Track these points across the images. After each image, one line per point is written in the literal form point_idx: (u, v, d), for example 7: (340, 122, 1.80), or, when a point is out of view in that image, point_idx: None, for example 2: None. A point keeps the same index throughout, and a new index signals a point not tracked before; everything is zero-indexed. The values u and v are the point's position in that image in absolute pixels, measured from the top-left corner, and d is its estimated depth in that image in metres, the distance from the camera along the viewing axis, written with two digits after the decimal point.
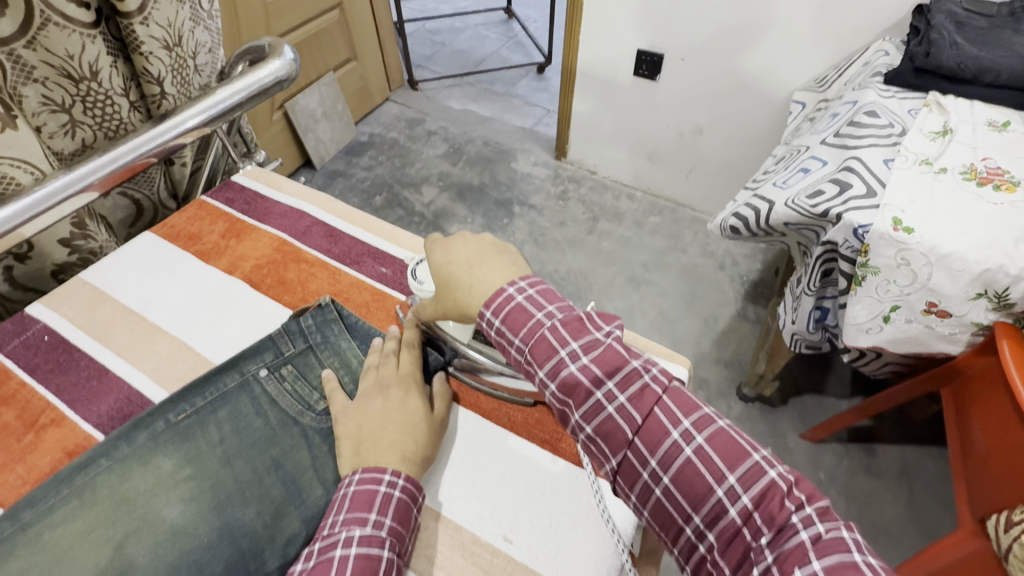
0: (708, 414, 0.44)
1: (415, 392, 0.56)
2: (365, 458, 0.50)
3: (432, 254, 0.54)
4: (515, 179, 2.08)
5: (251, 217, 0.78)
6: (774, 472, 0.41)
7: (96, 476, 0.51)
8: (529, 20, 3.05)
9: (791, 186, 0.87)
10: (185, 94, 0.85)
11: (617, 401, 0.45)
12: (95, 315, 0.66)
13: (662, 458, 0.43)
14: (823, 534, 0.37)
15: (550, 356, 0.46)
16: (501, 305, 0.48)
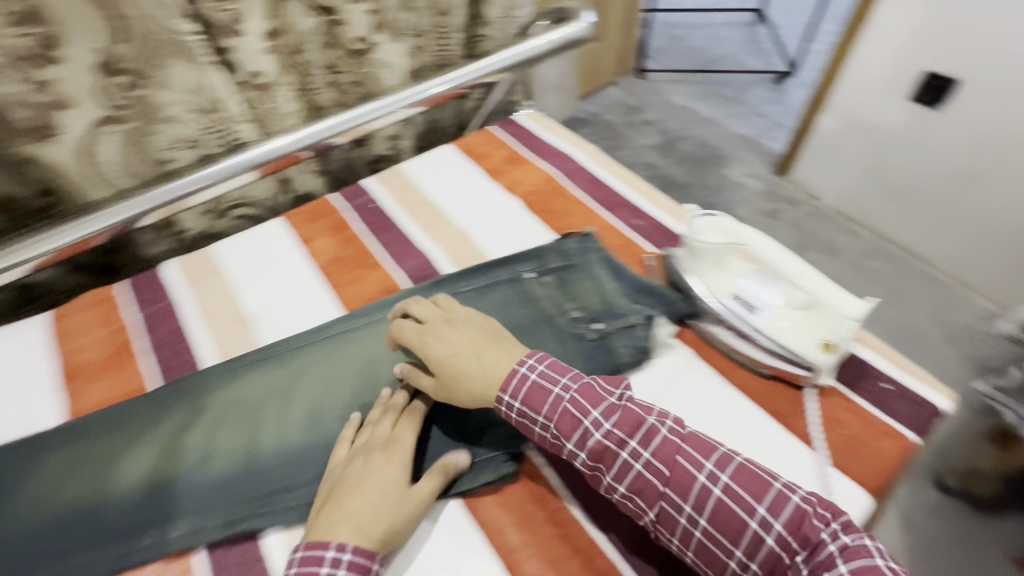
0: (724, 452, 0.46)
1: (400, 465, 0.50)
2: (319, 527, 0.46)
3: (430, 343, 0.53)
4: (723, 186, 2.00)
5: (528, 151, 0.90)
6: (795, 496, 0.43)
7: None
8: (780, 28, 2.85)
9: None
10: (498, 40, 1.00)
11: (643, 458, 0.46)
12: (409, 196, 0.83)
13: (695, 502, 0.44)
14: (849, 542, 0.40)
15: (541, 399, 0.49)
16: (518, 387, 0.49)
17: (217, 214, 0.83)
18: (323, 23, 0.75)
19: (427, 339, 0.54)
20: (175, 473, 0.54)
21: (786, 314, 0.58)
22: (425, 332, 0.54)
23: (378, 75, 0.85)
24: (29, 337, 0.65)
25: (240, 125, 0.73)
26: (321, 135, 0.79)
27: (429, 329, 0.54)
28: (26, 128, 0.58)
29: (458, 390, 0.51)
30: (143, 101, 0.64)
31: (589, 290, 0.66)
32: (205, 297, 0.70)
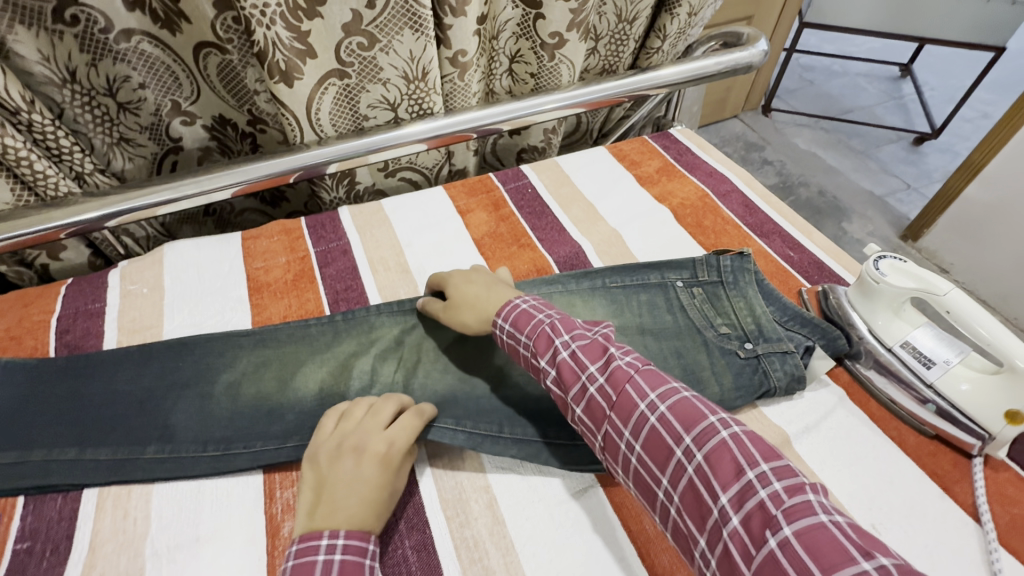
0: (712, 427, 0.41)
1: (377, 462, 0.48)
2: (314, 520, 0.44)
3: (453, 275, 0.64)
4: (841, 240, 1.90)
5: (681, 165, 0.91)
6: (726, 432, 0.40)
7: (554, 294, 0.69)
8: (926, 86, 2.67)
9: None
10: (666, 53, 1.02)
11: (598, 382, 0.47)
12: (561, 189, 0.86)
13: (633, 428, 0.44)
14: (782, 494, 0.36)
15: (545, 345, 0.51)
16: (510, 311, 0.55)
17: (386, 173, 0.90)
18: (522, 13, 0.81)
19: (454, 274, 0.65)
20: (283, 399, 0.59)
21: (966, 376, 0.55)
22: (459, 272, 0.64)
23: (556, 69, 0.88)
24: (231, 250, 0.75)
25: (433, 97, 0.80)
26: (494, 119, 0.85)
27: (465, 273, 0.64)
28: (281, 68, 0.66)
29: (465, 311, 0.59)
30: (368, 61, 0.71)
31: (740, 309, 0.65)
32: (373, 245, 0.76)
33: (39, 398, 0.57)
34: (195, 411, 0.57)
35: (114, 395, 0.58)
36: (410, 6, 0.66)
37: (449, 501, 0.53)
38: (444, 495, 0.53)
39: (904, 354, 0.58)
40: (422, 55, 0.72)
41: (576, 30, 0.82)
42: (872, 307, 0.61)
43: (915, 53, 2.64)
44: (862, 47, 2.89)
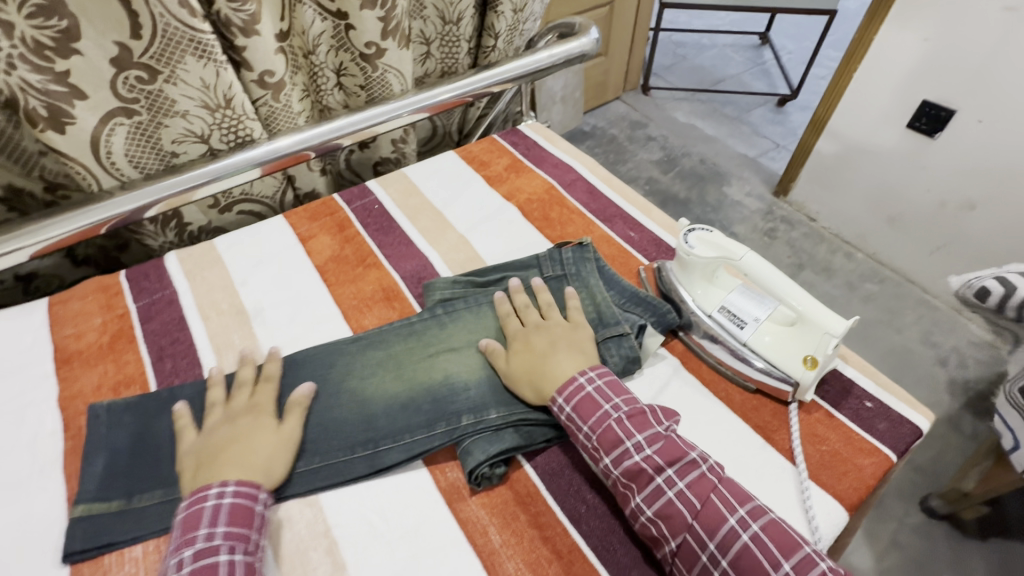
0: (807, 555, 0.44)
1: (267, 411, 0.56)
2: (199, 481, 0.49)
3: (516, 345, 0.60)
4: (722, 204, 2.03)
5: (529, 160, 0.92)
6: (824, 564, 0.43)
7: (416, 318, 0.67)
8: (784, 50, 2.89)
9: None
10: (504, 50, 1.02)
11: (677, 487, 0.48)
12: (409, 200, 0.85)
13: (721, 541, 0.45)
14: None
15: (617, 445, 0.51)
16: (573, 393, 0.54)
17: (220, 210, 0.84)
18: (333, 25, 0.78)
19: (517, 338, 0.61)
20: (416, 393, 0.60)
21: (772, 330, 0.59)
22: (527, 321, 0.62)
23: (384, 79, 0.86)
24: (34, 321, 0.67)
25: (250, 123, 0.75)
26: (326, 136, 0.81)
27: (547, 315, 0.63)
28: (43, 114, 0.59)
29: (525, 386, 0.57)
30: (154, 95, 0.65)
31: (582, 298, 0.66)
32: (204, 289, 0.71)
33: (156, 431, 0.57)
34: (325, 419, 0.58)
35: None
36: (189, 33, 0.61)
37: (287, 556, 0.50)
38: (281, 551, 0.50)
39: (725, 318, 0.61)
40: (218, 82, 0.67)
41: (392, 38, 0.80)
42: (692, 277, 0.64)
43: (770, 21, 2.85)
44: (725, 19, 3.07)
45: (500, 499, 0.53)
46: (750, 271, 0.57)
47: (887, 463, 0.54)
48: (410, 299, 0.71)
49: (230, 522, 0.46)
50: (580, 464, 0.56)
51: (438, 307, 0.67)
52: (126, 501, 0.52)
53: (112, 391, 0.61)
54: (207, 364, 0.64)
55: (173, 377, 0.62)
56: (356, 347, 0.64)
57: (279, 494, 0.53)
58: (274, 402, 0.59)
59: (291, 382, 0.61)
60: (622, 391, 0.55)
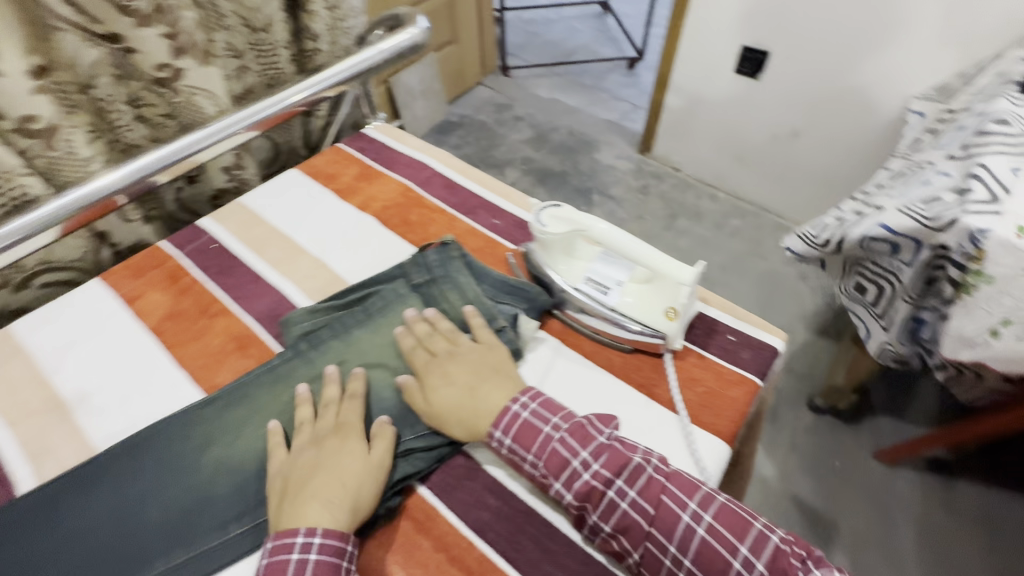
0: (760, 534, 0.45)
1: (351, 439, 0.52)
2: (287, 516, 0.47)
3: (430, 383, 0.55)
4: (596, 170, 2.11)
5: (380, 164, 0.87)
6: (775, 537, 0.45)
7: (278, 363, 0.60)
8: (624, 15, 3.03)
9: (907, 197, 0.95)
10: (332, 51, 0.95)
11: (630, 496, 0.47)
12: (253, 231, 0.77)
13: (680, 542, 0.45)
14: None
15: (563, 468, 0.49)
16: (510, 424, 0.51)
17: (13, 288, 0.70)
18: (110, 52, 0.67)
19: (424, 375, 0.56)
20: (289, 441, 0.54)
21: (633, 290, 0.61)
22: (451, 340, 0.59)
23: (194, 102, 0.75)
24: None
25: (24, 181, 0.65)
26: (135, 175, 0.70)
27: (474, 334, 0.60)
28: None
29: (452, 424, 0.53)
30: None
31: (454, 299, 0.64)
32: (7, 389, 0.59)
33: None
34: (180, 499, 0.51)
35: (70, 537, 0.49)
36: None
37: None
38: None
39: (591, 288, 0.62)
40: None
41: (188, 56, 0.71)
42: (552, 254, 0.64)
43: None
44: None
45: (402, 532, 0.50)
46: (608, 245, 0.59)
47: (753, 389, 0.59)
48: (267, 341, 0.64)
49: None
50: (480, 470, 0.54)
51: (301, 343, 0.61)
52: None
53: None
54: (23, 480, 0.53)
55: None
56: (209, 409, 0.57)
57: None
58: (111, 503, 0.51)
59: (134, 472, 0.52)
60: (556, 408, 0.53)
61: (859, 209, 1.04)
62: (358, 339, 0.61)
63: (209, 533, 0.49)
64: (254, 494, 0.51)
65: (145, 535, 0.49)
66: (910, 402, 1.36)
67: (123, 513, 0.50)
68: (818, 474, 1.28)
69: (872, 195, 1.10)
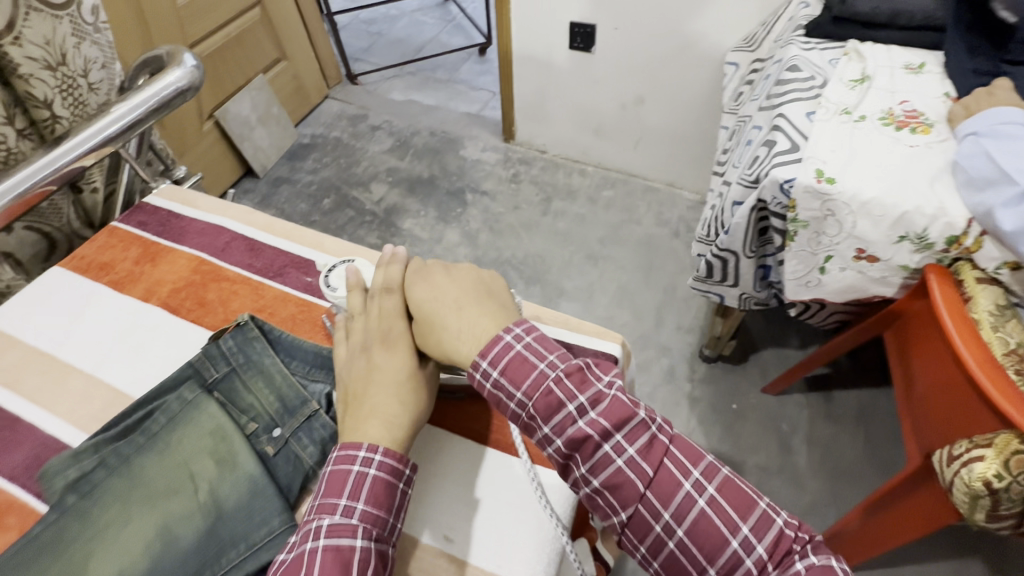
0: (763, 513, 0.43)
1: (401, 349, 0.54)
2: (351, 424, 0.50)
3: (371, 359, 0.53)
4: (465, 167, 2.05)
5: (165, 238, 0.75)
6: (780, 520, 0.43)
7: (39, 530, 0.49)
8: (465, 1, 2.95)
9: (740, 164, 0.98)
10: (77, 116, 0.81)
11: (627, 453, 0.44)
12: (5, 361, 0.63)
13: (676, 510, 0.43)
14: (821, 570, 0.41)
15: (557, 412, 0.45)
16: (500, 355, 0.47)
17: None
18: None
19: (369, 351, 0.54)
20: None
21: None
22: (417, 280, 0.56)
23: None
24: None
25: None
26: None
27: (417, 289, 0.56)
28: None
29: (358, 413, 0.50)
30: None
31: (261, 389, 0.57)
32: None
33: None
34: None
35: None
36: None
37: None
38: None
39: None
40: None
41: None
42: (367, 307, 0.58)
43: None
44: None
45: None
46: (451, 268, 0.56)
47: None
48: (28, 501, 0.52)
49: (372, 500, 0.45)
50: None
51: (68, 496, 0.50)
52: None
53: None
54: None
55: None
56: None
57: None
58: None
59: None
60: (553, 345, 0.49)
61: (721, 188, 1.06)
62: (140, 470, 0.51)
63: None
64: None
65: None
66: (786, 332, 1.46)
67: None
68: (720, 420, 1.34)
69: (724, 165, 1.14)
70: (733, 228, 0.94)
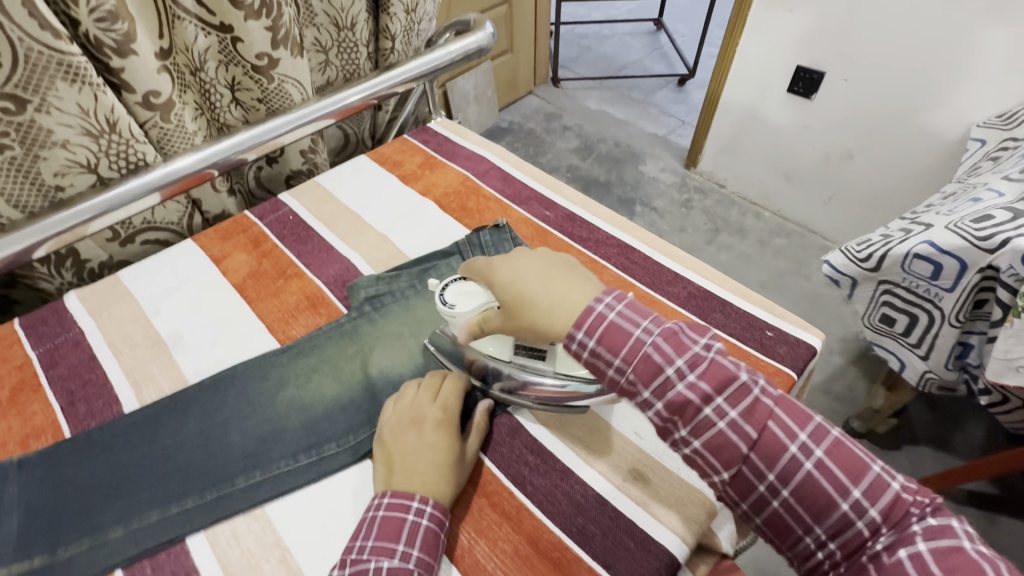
0: (878, 477, 0.42)
1: (447, 428, 0.54)
2: (396, 483, 0.51)
3: (406, 431, 0.54)
4: (640, 181, 2.10)
5: (442, 155, 0.94)
6: (898, 484, 0.42)
7: (349, 320, 0.67)
8: (677, 33, 3.01)
9: (956, 215, 0.92)
10: (403, 51, 1.04)
11: (729, 417, 0.44)
12: (325, 207, 0.84)
13: (781, 473, 0.43)
14: (933, 523, 0.40)
15: (655, 375, 0.45)
16: (593, 324, 0.47)
17: (120, 241, 0.79)
18: (217, 39, 0.75)
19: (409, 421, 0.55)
20: (358, 388, 0.61)
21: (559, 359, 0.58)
22: (495, 265, 0.55)
23: (283, 89, 0.84)
24: None
25: (140, 147, 0.72)
26: (227, 152, 0.78)
27: (496, 275, 0.54)
28: None
29: (399, 475, 0.51)
30: (26, 126, 0.62)
31: None
32: (113, 326, 0.67)
33: (62, 478, 0.55)
34: (254, 430, 0.58)
35: (160, 455, 0.56)
36: (56, 57, 0.58)
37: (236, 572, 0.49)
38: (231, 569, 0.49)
39: (518, 357, 0.58)
40: (98, 106, 0.65)
41: (284, 47, 0.79)
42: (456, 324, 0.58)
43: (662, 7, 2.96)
44: (622, 9, 3.16)
45: None
46: (526, 251, 0.56)
47: (789, 380, 0.62)
48: (335, 302, 0.71)
49: (425, 549, 0.46)
50: (526, 432, 0.58)
51: (366, 305, 0.68)
52: (51, 554, 0.50)
53: (21, 445, 0.58)
54: (125, 401, 0.61)
55: (89, 420, 0.59)
56: (285, 356, 0.64)
57: (222, 514, 0.52)
58: (201, 425, 0.58)
59: (219, 401, 0.60)
60: (646, 311, 0.48)
61: (902, 227, 1.00)
62: (418, 304, 0.68)
63: (281, 460, 0.56)
64: (326, 428, 0.58)
65: (230, 455, 0.56)
66: (955, 436, 1.27)
67: (210, 433, 0.58)
68: None
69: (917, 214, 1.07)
70: (956, 287, 0.88)
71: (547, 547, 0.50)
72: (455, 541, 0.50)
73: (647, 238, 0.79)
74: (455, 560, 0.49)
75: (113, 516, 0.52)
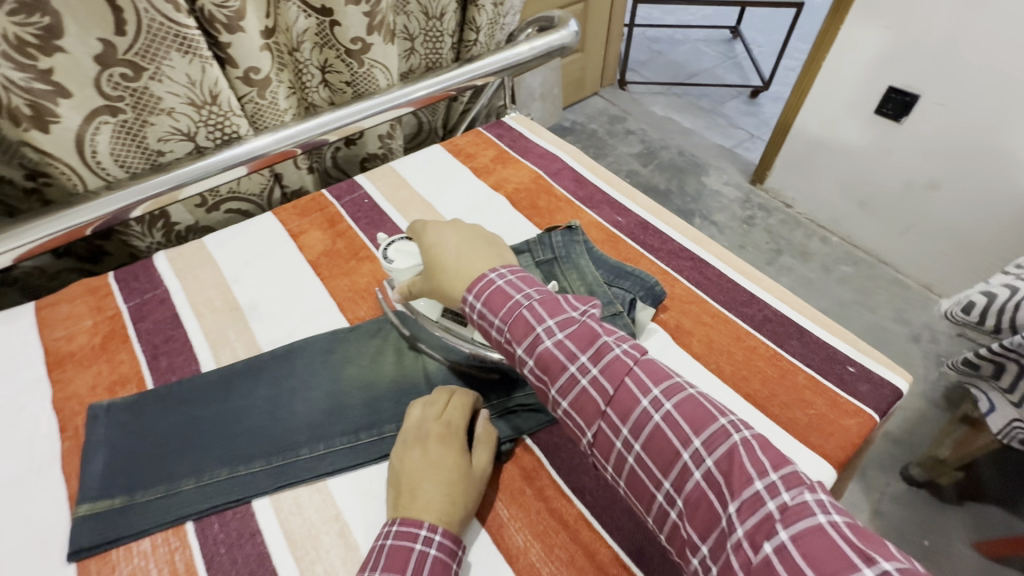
0: (721, 430, 0.41)
1: (453, 446, 0.52)
2: (402, 509, 0.48)
3: (410, 452, 0.52)
4: (702, 193, 2.04)
5: (515, 151, 0.94)
6: (738, 437, 0.40)
7: None
8: (754, 43, 2.89)
9: None
10: (485, 45, 1.04)
11: (592, 374, 0.45)
12: (399, 194, 0.85)
13: (633, 427, 0.43)
14: (788, 502, 0.36)
15: (529, 333, 0.48)
16: (482, 289, 0.51)
17: (207, 208, 0.83)
18: (316, 22, 0.78)
19: (413, 442, 0.53)
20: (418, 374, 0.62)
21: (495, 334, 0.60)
22: (427, 229, 0.59)
23: (371, 74, 0.86)
24: (24, 323, 0.67)
25: (235, 120, 0.75)
26: (313, 132, 0.80)
27: (425, 236, 0.59)
28: (27, 113, 0.59)
29: (406, 499, 0.49)
30: (140, 92, 0.65)
31: (572, 275, 0.68)
32: (196, 288, 0.71)
33: (141, 428, 0.58)
34: (319, 403, 0.60)
35: (235, 415, 0.59)
36: (173, 28, 0.62)
37: (296, 540, 0.50)
38: (292, 536, 0.50)
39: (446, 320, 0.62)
40: (204, 78, 0.68)
41: (377, 33, 0.80)
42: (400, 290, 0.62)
43: (740, 16, 2.85)
44: (696, 15, 3.06)
45: (508, 476, 0.55)
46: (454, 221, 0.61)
47: (869, 422, 0.58)
48: None
49: None
50: None
51: None
52: (129, 496, 0.53)
53: (108, 391, 0.61)
54: (203, 361, 0.64)
55: (170, 374, 0.63)
56: (352, 336, 0.66)
57: (286, 481, 0.54)
58: (271, 392, 0.61)
59: (289, 372, 0.62)
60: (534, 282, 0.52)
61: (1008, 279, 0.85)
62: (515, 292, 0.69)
63: (342, 436, 0.57)
64: (384, 411, 0.59)
65: (297, 425, 0.58)
66: None
67: (279, 401, 0.60)
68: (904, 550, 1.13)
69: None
70: None
71: (603, 563, 0.49)
72: (511, 542, 0.50)
73: (722, 254, 0.76)
74: (510, 560, 0.49)
75: (186, 469, 0.55)
